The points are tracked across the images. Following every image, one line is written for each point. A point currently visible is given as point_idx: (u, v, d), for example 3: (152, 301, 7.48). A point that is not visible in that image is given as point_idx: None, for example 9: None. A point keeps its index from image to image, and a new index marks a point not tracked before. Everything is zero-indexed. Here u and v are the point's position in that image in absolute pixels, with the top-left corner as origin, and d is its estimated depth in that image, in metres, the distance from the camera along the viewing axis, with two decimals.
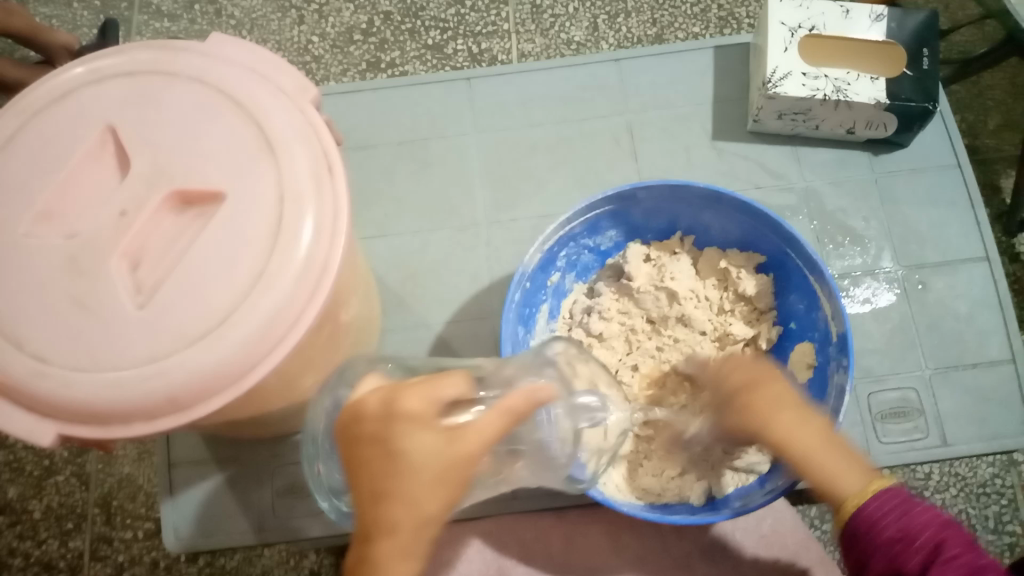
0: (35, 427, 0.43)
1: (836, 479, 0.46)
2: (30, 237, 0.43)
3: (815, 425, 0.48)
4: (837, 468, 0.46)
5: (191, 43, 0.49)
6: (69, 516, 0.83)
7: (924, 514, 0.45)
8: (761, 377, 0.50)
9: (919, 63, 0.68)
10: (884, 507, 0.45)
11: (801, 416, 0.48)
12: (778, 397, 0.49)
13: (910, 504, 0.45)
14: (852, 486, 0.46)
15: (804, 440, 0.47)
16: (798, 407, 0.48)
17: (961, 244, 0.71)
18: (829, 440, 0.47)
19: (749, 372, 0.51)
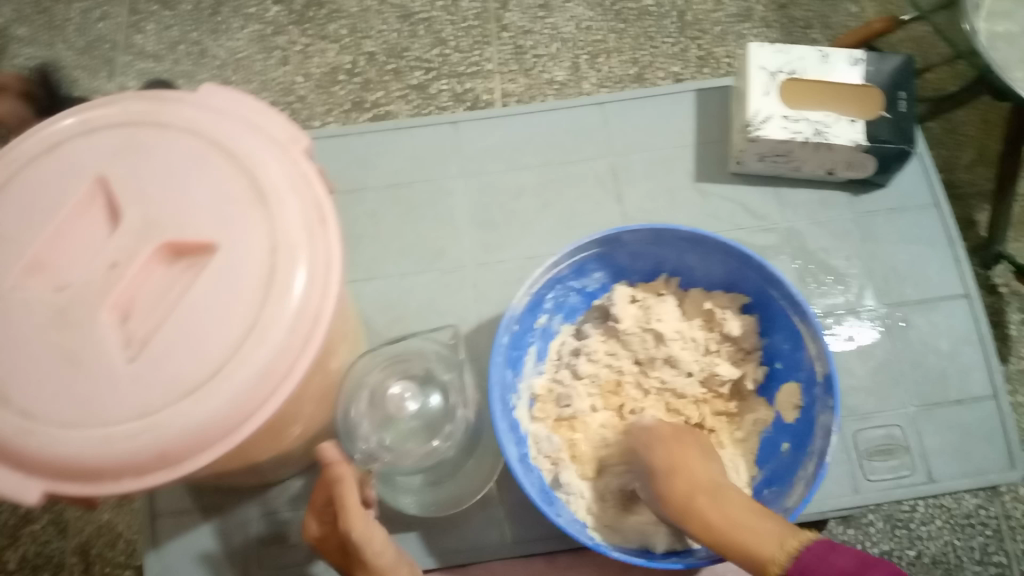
0: (21, 483, 0.42)
1: (756, 548, 0.47)
2: (19, 290, 0.43)
3: (735, 504, 0.50)
4: (750, 536, 0.48)
5: (181, 95, 0.49)
6: (46, 567, 0.82)
7: (844, 559, 0.43)
8: (676, 460, 0.55)
9: (896, 106, 0.69)
10: (804, 560, 0.44)
11: (717, 501, 0.51)
12: (694, 487, 0.53)
13: (829, 550, 0.44)
14: (773, 548, 0.46)
15: (714, 513, 0.50)
16: (711, 492, 0.52)
17: (940, 282, 0.73)
18: (749, 509, 0.50)
19: (667, 449, 0.56)
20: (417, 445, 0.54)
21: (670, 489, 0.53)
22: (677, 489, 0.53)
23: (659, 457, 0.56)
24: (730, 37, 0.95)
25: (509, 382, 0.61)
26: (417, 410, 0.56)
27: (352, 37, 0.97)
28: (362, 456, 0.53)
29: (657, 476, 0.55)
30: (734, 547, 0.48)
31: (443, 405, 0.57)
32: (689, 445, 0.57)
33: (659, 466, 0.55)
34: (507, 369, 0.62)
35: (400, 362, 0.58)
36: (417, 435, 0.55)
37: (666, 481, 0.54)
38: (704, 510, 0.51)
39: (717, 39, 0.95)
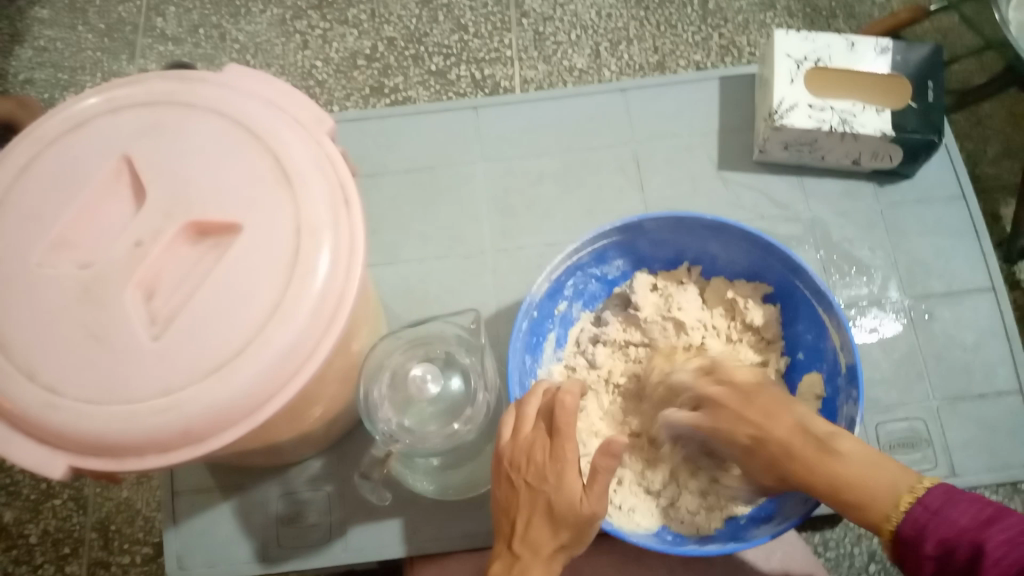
0: (46, 459, 0.42)
1: (874, 504, 0.49)
2: (43, 267, 0.43)
3: (847, 456, 0.51)
4: (867, 492, 0.49)
5: (207, 75, 0.49)
6: (65, 542, 0.82)
7: (961, 514, 0.45)
8: (774, 425, 0.54)
9: (925, 96, 0.68)
10: (918, 519, 0.46)
11: (823, 458, 0.51)
12: (795, 447, 0.52)
13: (946, 502, 0.46)
14: (884, 505, 0.48)
15: (825, 471, 0.51)
16: (819, 447, 0.52)
17: (966, 275, 0.72)
18: (865, 458, 0.50)
19: (758, 416, 0.55)
20: (437, 428, 0.54)
21: (780, 451, 0.53)
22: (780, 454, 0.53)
23: (748, 426, 0.55)
24: (753, 26, 0.94)
25: (528, 368, 0.61)
26: (438, 393, 0.55)
27: (372, 22, 0.97)
28: (383, 439, 0.54)
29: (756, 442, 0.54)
30: (851, 502, 0.50)
31: (463, 388, 0.56)
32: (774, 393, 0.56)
33: (756, 442, 0.54)
34: (527, 354, 0.61)
35: (421, 345, 0.58)
36: (436, 419, 0.55)
37: (758, 437, 0.54)
38: (820, 473, 0.51)
39: (740, 28, 0.94)
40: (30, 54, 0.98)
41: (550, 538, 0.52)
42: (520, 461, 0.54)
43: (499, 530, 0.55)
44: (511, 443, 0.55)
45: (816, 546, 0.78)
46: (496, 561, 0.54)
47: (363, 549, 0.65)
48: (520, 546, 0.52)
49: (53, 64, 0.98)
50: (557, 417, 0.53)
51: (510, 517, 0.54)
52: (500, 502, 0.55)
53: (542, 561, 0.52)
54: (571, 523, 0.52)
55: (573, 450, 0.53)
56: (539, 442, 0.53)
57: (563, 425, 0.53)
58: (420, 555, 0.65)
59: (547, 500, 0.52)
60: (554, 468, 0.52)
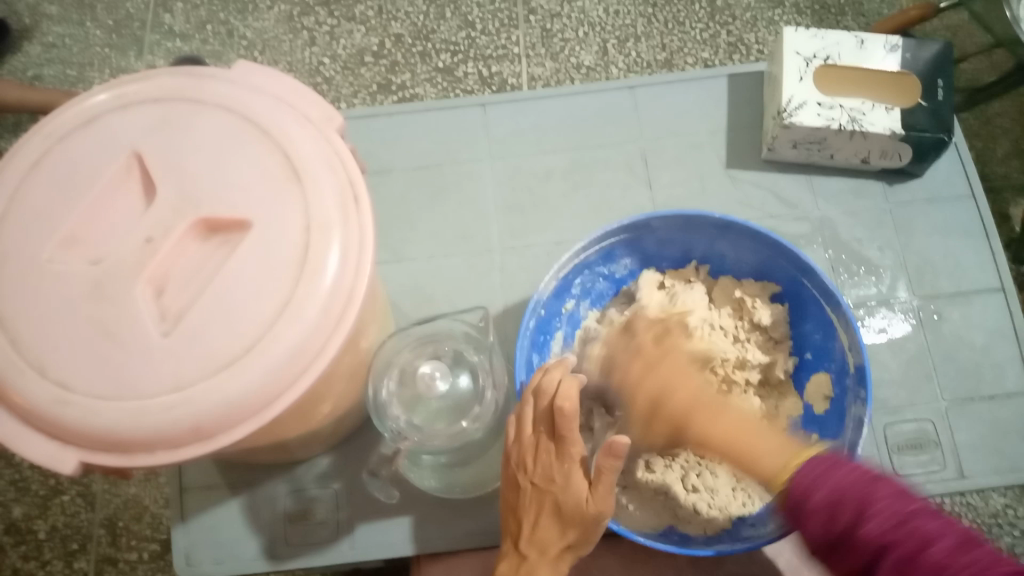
0: (57, 454, 0.43)
1: (760, 459, 0.51)
2: (53, 263, 0.43)
3: (735, 419, 0.54)
4: (755, 448, 0.52)
5: (217, 72, 0.49)
6: (73, 537, 0.83)
7: (845, 475, 0.45)
8: (676, 381, 0.57)
9: (934, 94, 0.68)
10: (811, 476, 0.46)
11: (719, 418, 0.55)
12: (691, 405, 0.56)
13: (831, 466, 0.46)
14: (774, 462, 0.50)
15: (718, 427, 0.54)
16: (708, 408, 0.55)
17: (975, 275, 0.72)
18: (743, 428, 0.53)
19: (668, 373, 0.57)
20: (444, 425, 0.54)
21: (680, 405, 0.56)
22: (678, 409, 0.56)
23: (652, 382, 0.58)
24: (761, 23, 0.94)
25: (535, 365, 0.61)
26: (446, 391, 0.55)
27: (380, 19, 0.97)
28: (392, 436, 0.54)
29: (660, 398, 0.57)
30: (742, 455, 0.52)
31: (471, 386, 0.56)
32: (682, 355, 0.59)
33: (662, 396, 0.57)
34: (534, 352, 0.61)
35: (428, 342, 0.58)
36: (444, 417, 0.55)
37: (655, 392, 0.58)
38: (713, 429, 0.54)
39: (748, 26, 0.94)
40: (39, 51, 0.98)
41: (558, 537, 0.52)
42: (528, 462, 0.53)
43: (506, 530, 0.55)
44: (516, 444, 0.54)
45: None
46: (503, 561, 0.54)
47: (371, 547, 0.65)
48: (528, 546, 0.53)
49: (61, 61, 0.98)
50: (561, 423, 0.52)
51: (517, 517, 0.54)
52: (509, 502, 0.55)
53: (549, 561, 0.52)
54: (579, 522, 0.52)
55: (580, 453, 0.52)
56: (544, 444, 0.53)
57: (568, 430, 0.52)
58: (429, 553, 0.66)
59: (554, 501, 0.52)
60: (561, 469, 0.52)
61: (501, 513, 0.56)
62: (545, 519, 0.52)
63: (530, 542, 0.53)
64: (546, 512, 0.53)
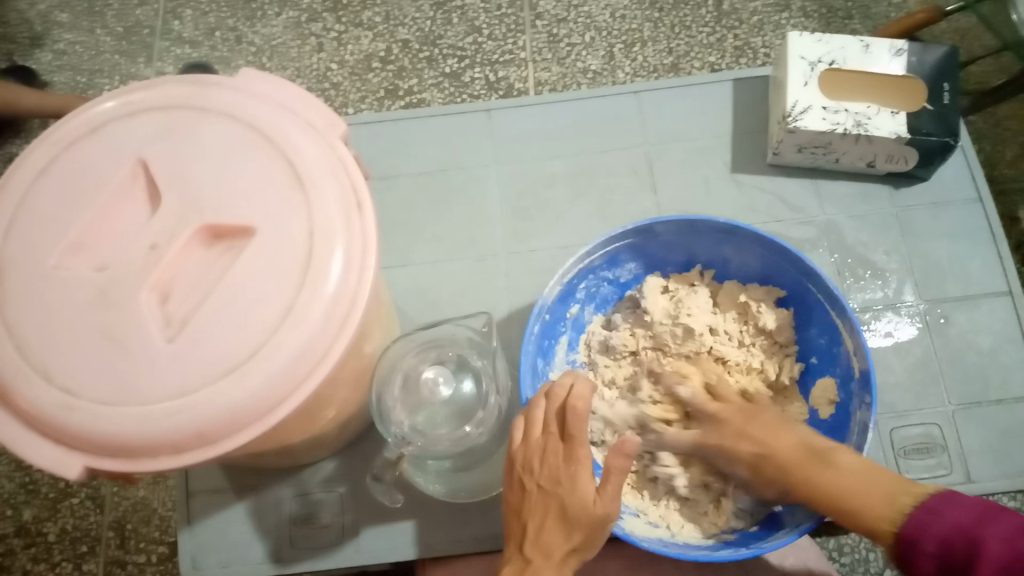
0: (62, 459, 0.43)
1: (871, 512, 0.51)
2: (60, 269, 0.44)
3: (848, 470, 0.52)
4: (870, 504, 0.51)
5: (222, 79, 0.49)
6: (82, 540, 0.83)
7: (961, 514, 0.48)
8: (771, 440, 0.56)
9: (940, 98, 0.68)
10: (918, 520, 0.49)
11: (833, 476, 0.52)
12: (797, 461, 0.54)
13: (948, 505, 0.49)
14: (885, 512, 0.51)
15: (828, 484, 0.52)
16: (816, 459, 0.54)
17: (982, 279, 0.71)
18: (857, 479, 0.52)
19: (761, 432, 0.56)
20: (448, 430, 0.54)
21: (778, 465, 0.55)
22: (783, 466, 0.55)
23: (749, 446, 0.56)
24: (768, 27, 0.94)
25: (539, 371, 0.61)
26: (449, 396, 0.55)
27: (387, 25, 0.97)
28: (394, 441, 0.54)
29: (758, 462, 0.56)
30: (851, 513, 0.52)
31: (475, 391, 0.56)
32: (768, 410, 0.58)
33: (758, 458, 0.56)
34: (538, 358, 0.61)
35: (432, 347, 0.58)
36: (448, 422, 0.55)
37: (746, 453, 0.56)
38: (823, 488, 0.52)
39: (755, 29, 0.93)
40: (50, 57, 0.99)
41: (563, 540, 0.52)
42: (534, 463, 0.54)
43: (510, 535, 0.54)
44: (523, 446, 0.55)
45: (833, 551, 0.78)
46: (507, 566, 0.53)
47: (375, 551, 0.65)
48: (532, 549, 0.52)
49: (72, 67, 0.99)
50: (570, 422, 0.53)
51: (522, 520, 0.54)
52: (513, 506, 0.55)
53: (554, 565, 0.51)
54: (584, 524, 0.51)
55: (586, 455, 0.53)
56: (551, 445, 0.54)
57: (575, 431, 0.53)
58: (433, 557, 0.66)
59: (561, 502, 0.52)
60: (567, 470, 0.53)
61: (506, 520, 0.56)
62: (551, 521, 0.52)
63: (536, 543, 0.52)
64: (553, 514, 0.52)
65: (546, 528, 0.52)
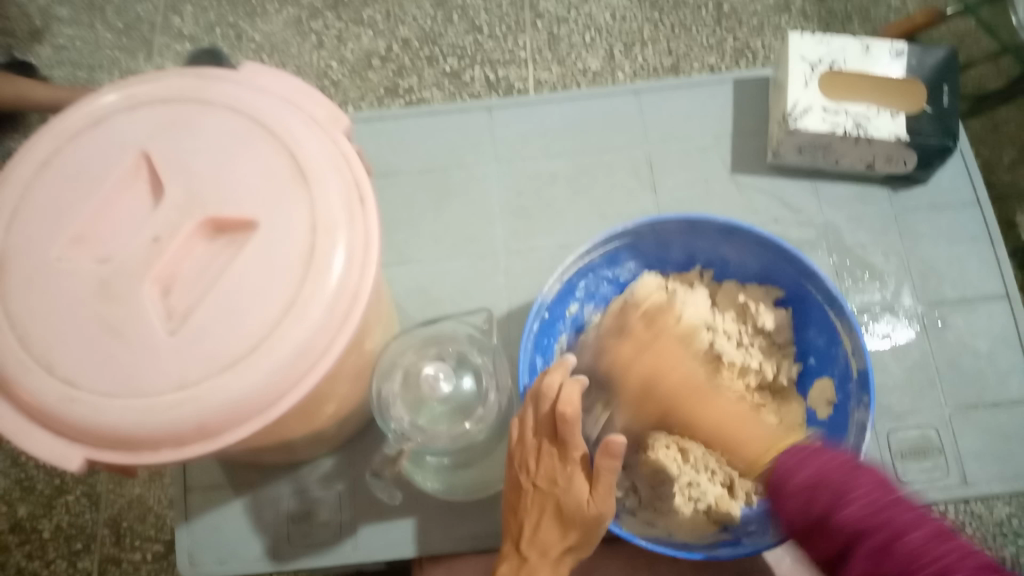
0: (63, 451, 0.43)
1: (742, 450, 0.54)
2: (61, 261, 0.44)
3: (726, 407, 0.55)
4: (742, 438, 0.54)
5: (225, 73, 0.49)
6: (78, 536, 0.83)
7: (804, 476, 0.48)
8: (666, 369, 0.56)
9: (940, 101, 0.68)
10: (779, 471, 0.50)
11: (716, 407, 0.55)
12: (685, 390, 0.56)
13: (818, 453, 0.49)
14: (760, 450, 0.53)
15: (705, 416, 0.55)
16: (701, 393, 0.56)
17: (979, 281, 0.72)
18: (734, 419, 0.55)
19: (657, 359, 0.56)
20: (447, 427, 0.54)
21: (666, 394, 0.56)
22: (671, 394, 0.56)
23: (643, 370, 0.56)
24: (768, 29, 0.94)
25: (537, 369, 0.61)
26: (450, 392, 0.55)
27: (388, 23, 0.97)
28: (395, 436, 0.54)
29: (648, 381, 0.56)
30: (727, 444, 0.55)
31: (474, 388, 0.56)
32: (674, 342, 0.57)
33: (649, 381, 0.56)
34: (536, 356, 0.61)
35: (433, 344, 0.59)
36: (447, 419, 0.55)
37: (651, 385, 0.56)
38: (699, 424, 0.56)
39: (754, 31, 0.94)
40: (49, 52, 0.99)
41: (559, 539, 0.53)
42: (530, 463, 0.54)
43: (507, 531, 0.55)
44: (519, 446, 0.55)
45: None
46: (505, 562, 0.54)
47: (373, 548, 0.65)
48: (528, 548, 0.53)
49: (71, 62, 0.99)
50: (562, 426, 0.52)
51: (519, 518, 0.54)
52: (510, 504, 0.55)
53: (550, 563, 0.52)
54: (580, 524, 0.52)
55: (582, 456, 0.53)
56: (546, 448, 0.53)
57: (569, 433, 0.52)
58: (431, 555, 0.66)
59: (557, 502, 0.53)
60: (564, 472, 0.53)
61: (504, 515, 0.57)
62: (547, 520, 0.53)
63: (531, 541, 0.53)
64: (550, 514, 0.53)
65: (542, 527, 0.53)
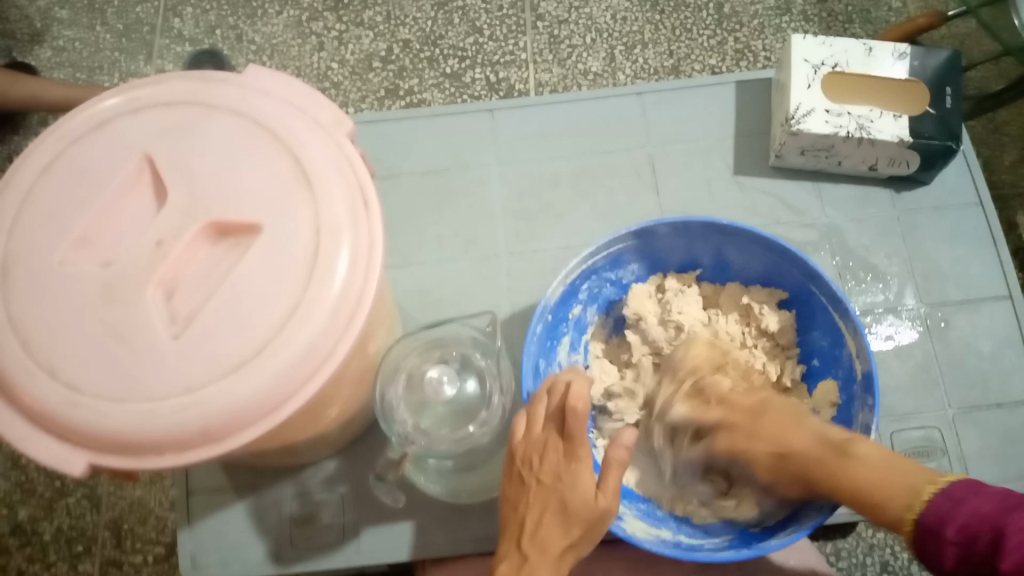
0: (67, 456, 0.43)
1: (896, 495, 0.51)
2: (64, 265, 0.44)
3: (869, 452, 0.53)
4: (894, 481, 0.51)
5: (228, 76, 0.49)
6: (79, 539, 0.83)
7: (983, 502, 0.48)
8: (797, 438, 0.56)
9: (942, 102, 0.68)
10: (938, 509, 0.49)
11: (850, 459, 0.53)
12: (810, 452, 0.55)
13: (971, 493, 0.49)
14: (906, 498, 0.50)
15: (844, 474, 0.53)
16: (834, 449, 0.54)
17: (982, 282, 0.72)
18: (880, 466, 0.52)
19: (773, 430, 0.57)
20: (450, 430, 0.54)
21: (802, 459, 0.55)
22: (800, 460, 0.55)
23: (764, 446, 0.57)
24: (768, 30, 0.94)
25: (541, 371, 0.61)
26: (453, 396, 0.55)
27: (388, 24, 0.97)
28: (399, 440, 0.54)
29: (775, 454, 0.56)
30: (867, 503, 0.52)
31: (477, 390, 0.56)
32: (791, 412, 0.58)
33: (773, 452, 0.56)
34: (540, 358, 0.61)
35: (436, 346, 0.58)
36: (450, 421, 0.55)
37: (790, 457, 0.55)
38: (845, 475, 0.53)
39: (755, 32, 0.94)
40: (49, 55, 0.99)
41: (561, 536, 0.52)
42: (534, 460, 0.54)
43: (505, 530, 0.54)
44: (524, 440, 0.55)
45: (829, 556, 0.77)
46: (503, 562, 0.52)
47: (376, 551, 0.65)
48: (530, 545, 0.52)
49: (71, 64, 0.98)
50: (570, 423, 0.53)
51: (519, 515, 0.53)
52: (509, 502, 0.55)
53: (551, 561, 0.51)
54: (584, 520, 0.52)
55: (587, 454, 0.53)
56: (552, 443, 0.53)
57: (576, 430, 0.53)
58: (433, 557, 0.66)
59: (560, 498, 0.52)
60: (568, 468, 0.53)
61: (500, 515, 0.56)
62: (549, 517, 0.52)
63: (534, 538, 0.52)
64: (552, 510, 0.52)
65: (545, 525, 0.52)
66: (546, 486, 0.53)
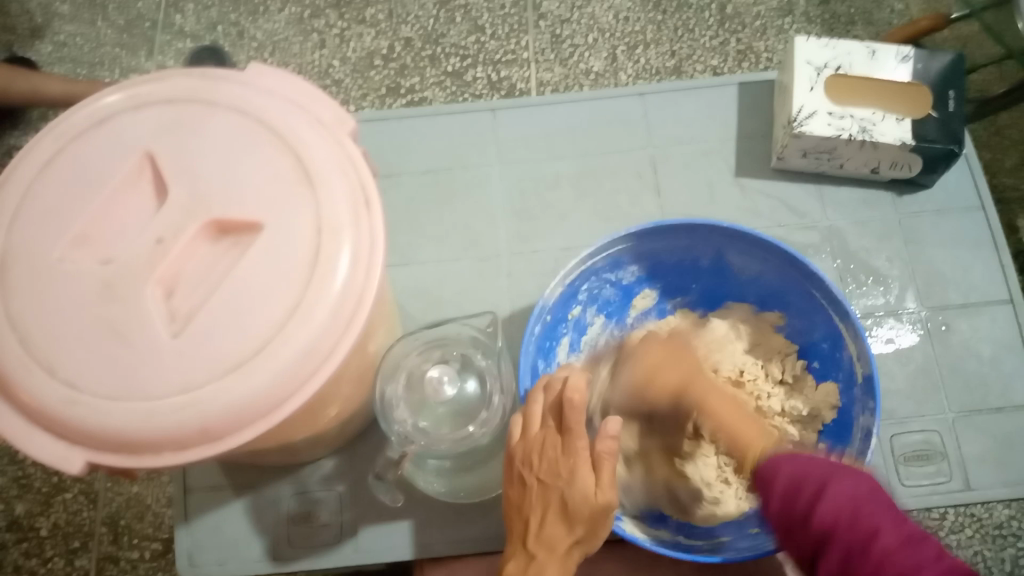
0: (65, 454, 0.43)
1: (770, 455, 0.53)
2: (64, 262, 0.43)
3: (724, 408, 0.58)
4: (749, 435, 0.57)
5: (230, 73, 0.49)
6: (75, 535, 0.83)
7: (849, 487, 0.46)
8: (675, 371, 0.61)
9: (945, 105, 0.68)
10: (809, 477, 0.47)
11: (721, 403, 0.59)
12: (686, 385, 0.60)
13: (835, 476, 0.47)
14: (773, 451, 0.54)
15: (714, 416, 0.58)
16: (707, 393, 0.59)
17: (983, 287, 0.71)
18: (738, 420, 0.58)
19: (658, 362, 0.62)
20: (450, 430, 0.54)
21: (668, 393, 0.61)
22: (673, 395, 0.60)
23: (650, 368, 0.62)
24: (771, 31, 0.94)
25: (540, 371, 0.61)
26: (454, 395, 0.55)
27: (390, 22, 0.97)
28: (398, 439, 0.54)
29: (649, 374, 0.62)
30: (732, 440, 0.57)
31: (477, 391, 0.56)
32: (670, 350, 0.63)
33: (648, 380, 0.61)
34: (539, 358, 0.61)
35: (436, 346, 0.58)
36: (450, 422, 0.54)
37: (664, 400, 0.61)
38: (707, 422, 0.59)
39: (757, 34, 0.94)
40: (49, 49, 0.99)
41: (565, 534, 0.52)
42: (532, 457, 0.53)
43: (511, 530, 0.54)
44: (522, 441, 0.54)
45: None
46: (510, 561, 0.52)
47: (374, 550, 0.65)
48: (535, 544, 0.51)
49: (72, 59, 0.98)
50: (567, 416, 0.53)
51: (523, 515, 0.53)
52: (512, 502, 0.54)
53: (558, 559, 0.51)
54: (585, 518, 0.51)
55: (585, 447, 0.53)
56: (550, 439, 0.53)
57: (573, 423, 0.53)
58: (430, 558, 0.65)
59: (561, 495, 0.52)
60: (567, 464, 0.52)
61: (506, 514, 0.56)
62: (553, 516, 0.52)
63: (542, 537, 0.51)
64: (558, 508, 0.52)
65: (551, 524, 0.52)
66: (547, 483, 0.52)
